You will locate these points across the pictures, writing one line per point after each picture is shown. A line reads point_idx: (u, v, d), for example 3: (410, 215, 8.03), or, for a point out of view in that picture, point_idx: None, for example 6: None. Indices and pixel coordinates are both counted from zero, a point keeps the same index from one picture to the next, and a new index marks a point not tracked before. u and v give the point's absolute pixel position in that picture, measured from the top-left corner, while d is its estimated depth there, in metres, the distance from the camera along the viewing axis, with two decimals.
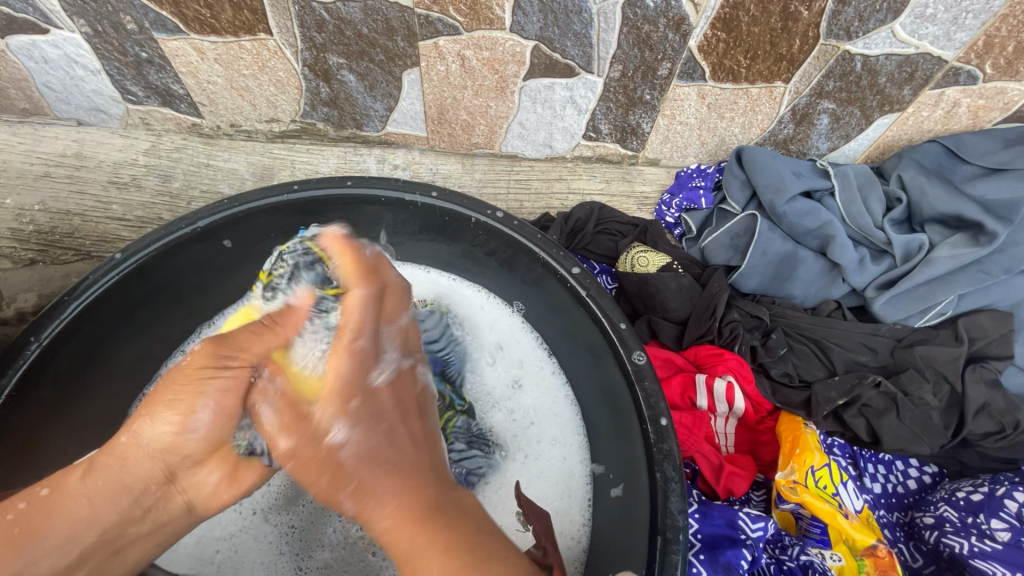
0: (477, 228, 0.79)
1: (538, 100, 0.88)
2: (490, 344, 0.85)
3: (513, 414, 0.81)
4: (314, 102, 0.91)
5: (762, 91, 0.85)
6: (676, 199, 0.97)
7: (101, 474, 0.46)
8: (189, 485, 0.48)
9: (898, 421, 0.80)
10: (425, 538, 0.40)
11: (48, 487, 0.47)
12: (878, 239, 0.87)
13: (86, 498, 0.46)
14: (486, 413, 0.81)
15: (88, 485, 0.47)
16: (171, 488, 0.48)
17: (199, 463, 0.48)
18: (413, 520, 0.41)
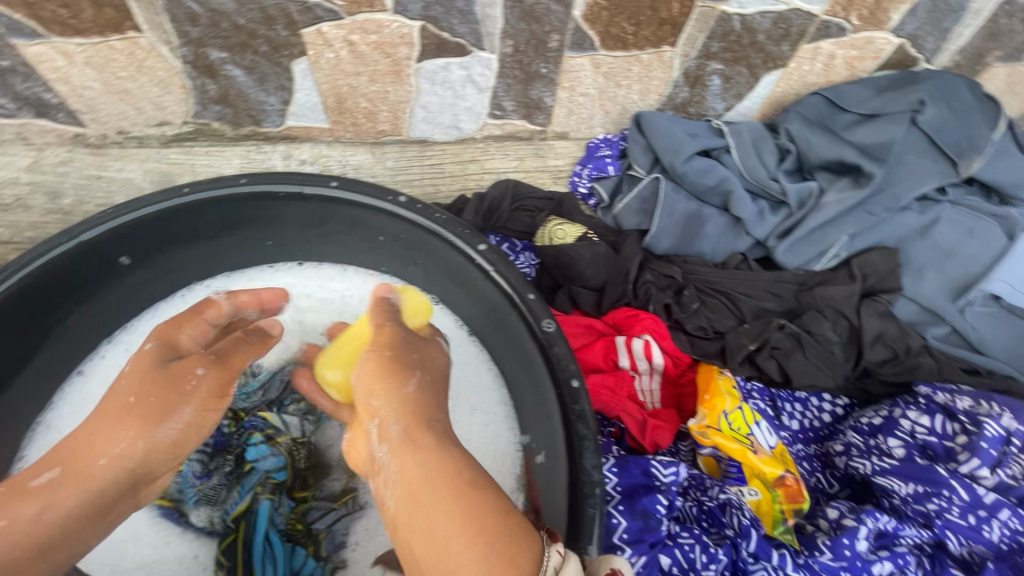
0: (381, 234, 0.81)
1: (436, 81, 0.88)
2: None
3: None
4: (203, 101, 0.87)
5: (653, 57, 0.88)
6: (586, 170, 0.99)
7: (72, 492, 0.57)
8: (148, 489, 0.64)
9: (805, 359, 0.85)
10: (465, 484, 0.53)
11: (4, 516, 0.54)
12: (774, 190, 0.91)
13: (57, 514, 0.56)
14: None
15: (54, 507, 0.56)
16: (133, 494, 0.62)
17: (160, 473, 0.64)
18: (455, 472, 0.54)
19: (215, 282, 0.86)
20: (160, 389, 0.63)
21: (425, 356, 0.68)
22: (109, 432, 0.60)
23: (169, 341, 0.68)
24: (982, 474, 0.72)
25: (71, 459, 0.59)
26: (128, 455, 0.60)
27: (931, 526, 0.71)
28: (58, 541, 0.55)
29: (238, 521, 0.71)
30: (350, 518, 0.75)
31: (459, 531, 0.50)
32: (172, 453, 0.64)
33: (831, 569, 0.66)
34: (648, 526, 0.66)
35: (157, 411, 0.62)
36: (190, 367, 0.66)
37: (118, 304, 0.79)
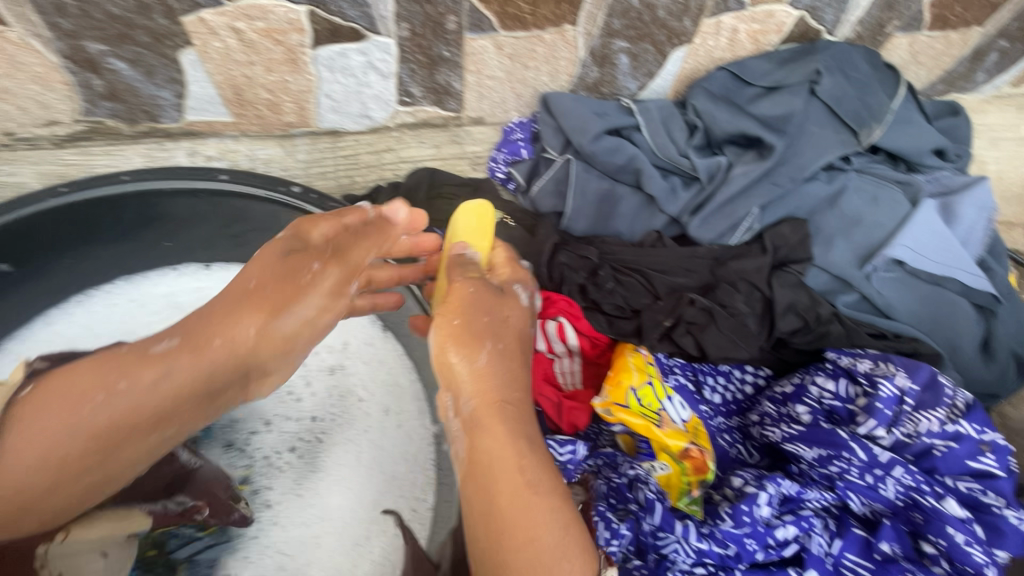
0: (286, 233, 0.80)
1: (336, 68, 0.86)
2: None
3: (335, 398, 0.82)
4: (90, 97, 0.84)
5: (556, 36, 0.87)
6: (500, 154, 0.98)
7: (179, 372, 0.58)
8: (259, 382, 0.66)
9: (718, 333, 0.86)
10: (523, 483, 0.58)
11: (125, 378, 0.56)
12: (684, 166, 0.91)
13: (161, 388, 0.57)
14: (302, 396, 0.82)
15: (162, 384, 0.57)
16: (246, 382, 0.64)
17: (268, 367, 0.65)
18: (520, 467, 0.59)
19: (114, 287, 0.83)
20: (275, 280, 0.62)
21: (499, 314, 0.68)
22: (230, 311, 0.60)
23: (304, 233, 0.65)
24: (880, 434, 0.72)
25: (192, 335, 0.59)
26: (239, 346, 0.60)
27: (835, 489, 0.72)
28: (163, 417, 0.58)
29: None
30: (220, 547, 0.72)
31: (533, 521, 0.56)
32: (281, 346, 0.63)
33: (733, 536, 0.67)
34: None
35: (278, 302, 0.61)
36: (309, 260, 0.64)
37: (1, 314, 0.75)
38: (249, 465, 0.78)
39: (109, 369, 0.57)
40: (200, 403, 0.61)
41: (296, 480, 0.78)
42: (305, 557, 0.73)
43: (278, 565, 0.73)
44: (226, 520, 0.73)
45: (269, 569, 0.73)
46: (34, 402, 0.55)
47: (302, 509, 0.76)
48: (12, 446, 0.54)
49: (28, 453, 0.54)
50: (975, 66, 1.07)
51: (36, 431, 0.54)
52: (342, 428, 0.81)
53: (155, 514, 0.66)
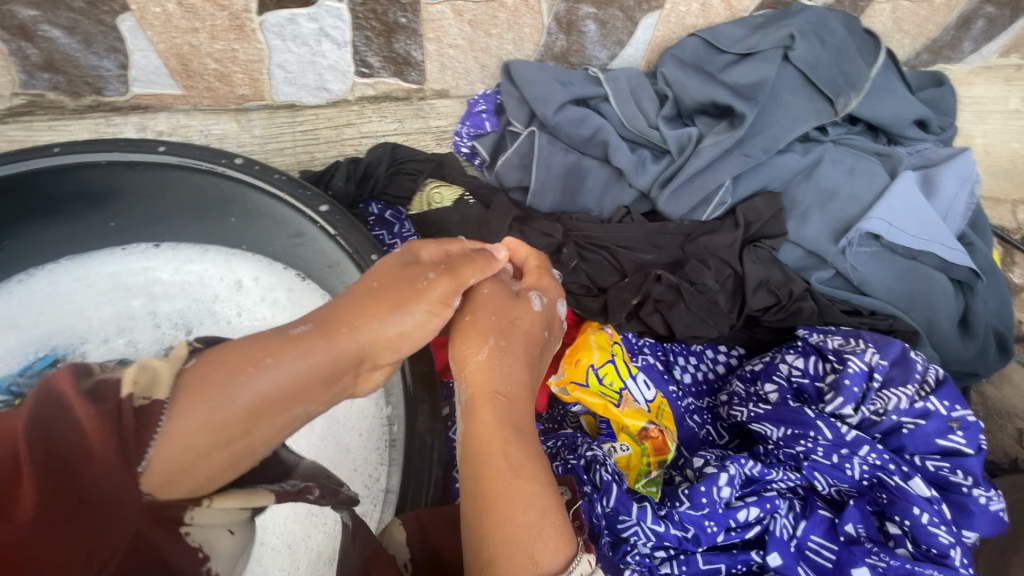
0: (233, 214, 0.78)
1: (286, 36, 0.82)
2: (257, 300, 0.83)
3: None
4: (27, 68, 0.80)
5: (518, 1, 0.83)
6: (464, 128, 0.94)
7: (308, 359, 0.49)
8: (365, 377, 0.55)
9: (687, 311, 0.83)
10: (511, 470, 0.51)
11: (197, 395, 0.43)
12: (654, 138, 0.87)
13: (285, 376, 0.47)
14: None
15: (281, 376, 0.47)
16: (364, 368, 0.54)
17: (374, 362, 0.55)
18: (507, 446, 0.53)
19: (59, 267, 0.80)
20: (398, 279, 0.57)
21: (511, 312, 0.63)
22: (374, 301, 0.54)
23: (415, 249, 0.61)
24: (847, 412, 0.70)
25: (322, 321, 0.52)
26: (395, 338, 0.55)
27: (800, 469, 0.70)
28: (234, 437, 0.45)
29: None
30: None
31: (516, 501, 0.50)
32: (393, 348, 0.55)
33: (691, 518, 0.65)
34: None
35: (397, 303, 0.55)
36: (425, 269, 0.59)
37: None
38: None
39: (251, 348, 0.47)
40: (321, 392, 0.50)
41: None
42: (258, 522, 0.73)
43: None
44: None
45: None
46: (201, 372, 0.45)
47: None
48: (172, 418, 0.42)
49: (185, 432, 0.42)
50: (960, 34, 1.03)
51: (195, 413, 0.43)
52: None
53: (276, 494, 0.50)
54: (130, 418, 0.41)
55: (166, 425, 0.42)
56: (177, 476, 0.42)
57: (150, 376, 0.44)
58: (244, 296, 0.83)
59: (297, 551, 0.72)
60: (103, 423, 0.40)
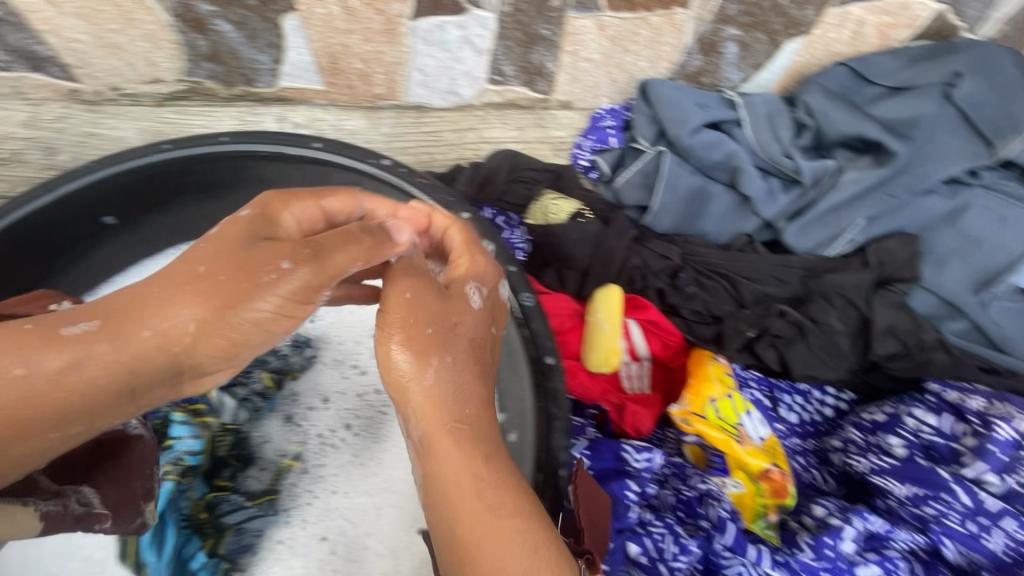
0: None
1: (432, 42, 0.84)
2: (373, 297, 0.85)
3: None
4: (194, 57, 0.85)
5: (663, 20, 0.82)
6: (587, 141, 0.94)
7: (128, 347, 0.50)
8: (196, 373, 0.53)
9: (806, 350, 0.81)
10: (487, 514, 0.50)
11: (20, 363, 0.49)
12: (787, 167, 0.85)
13: (119, 363, 0.50)
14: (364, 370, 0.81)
15: (109, 363, 0.50)
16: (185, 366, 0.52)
17: (196, 351, 0.51)
18: (477, 486, 0.51)
19: None
20: (243, 260, 0.52)
21: (453, 311, 0.57)
22: (172, 291, 0.50)
23: (272, 210, 0.57)
24: (988, 480, 0.68)
25: (95, 321, 0.51)
26: (177, 338, 0.50)
27: (927, 531, 0.68)
28: (4, 422, 0.48)
29: None
30: (263, 520, 0.70)
31: (489, 530, 0.49)
32: (223, 354, 0.52)
33: (810, 569, 0.63)
34: (616, 510, 0.63)
35: (235, 292, 0.50)
36: (280, 255, 0.52)
37: (100, 262, 0.78)
38: (301, 443, 0.76)
39: (20, 347, 0.50)
40: (122, 386, 0.51)
41: (356, 452, 0.76)
42: (363, 527, 0.72)
43: (338, 530, 0.72)
44: (275, 495, 0.72)
45: (330, 531, 0.72)
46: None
47: (367, 478, 0.74)
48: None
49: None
50: None
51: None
52: None
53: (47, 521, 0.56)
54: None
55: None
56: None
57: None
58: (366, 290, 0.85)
59: (401, 557, 0.71)
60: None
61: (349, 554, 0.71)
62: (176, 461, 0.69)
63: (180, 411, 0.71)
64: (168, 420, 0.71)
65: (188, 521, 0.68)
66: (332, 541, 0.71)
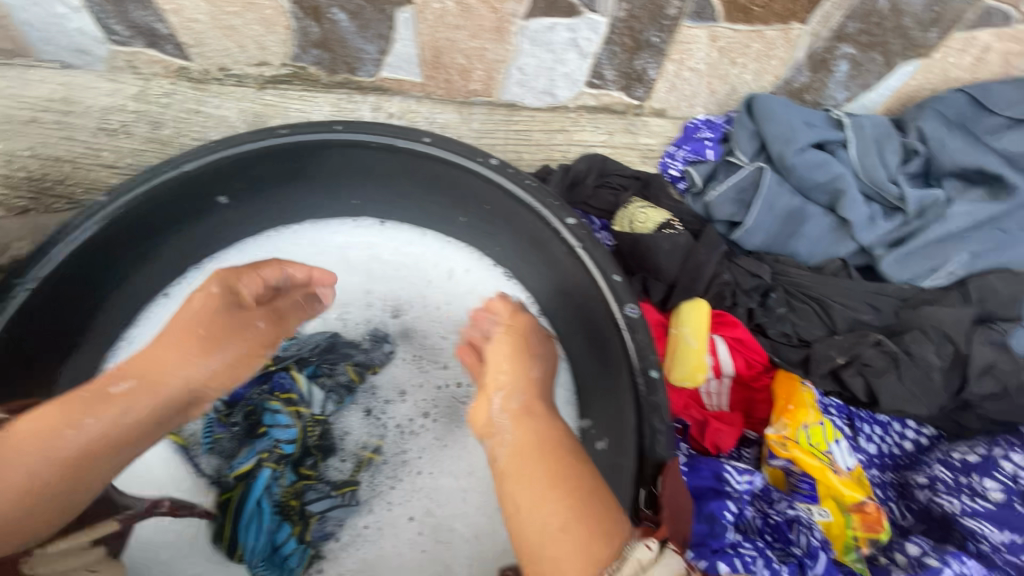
0: (463, 215, 0.82)
1: (539, 42, 0.84)
2: (458, 292, 0.87)
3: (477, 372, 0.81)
4: (304, 44, 0.87)
5: (778, 34, 0.80)
6: (681, 151, 0.94)
7: (152, 394, 0.59)
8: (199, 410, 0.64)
9: (898, 382, 0.79)
10: (574, 477, 0.54)
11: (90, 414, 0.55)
12: (891, 194, 0.83)
13: (158, 398, 0.59)
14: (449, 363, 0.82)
15: (140, 410, 0.58)
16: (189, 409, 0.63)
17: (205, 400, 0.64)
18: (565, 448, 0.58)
19: (301, 229, 0.87)
20: (226, 333, 0.66)
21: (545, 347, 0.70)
22: (180, 349, 0.62)
23: (232, 288, 0.68)
24: None
25: (144, 372, 0.59)
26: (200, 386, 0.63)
27: None
28: (103, 446, 0.55)
29: (239, 480, 0.68)
30: (345, 510, 0.71)
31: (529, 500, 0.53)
32: (219, 380, 0.65)
33: None
34: (713, 530, 0.63)
35: (223, 349, 0.65)
36: (254, 316, 0.69)
37: (206, 237, 0.80)
38: (381, 432, 0.77)
39: (68, 407, 0.54)
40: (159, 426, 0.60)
41: (439, 436, 0.78)
42: (449, 508, 0.74)
43: (424, 510, 0.73)
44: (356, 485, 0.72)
45: (417, 511, 0.73)
46: (16, 442, 0.52)
47: (453, 460, 0.76)
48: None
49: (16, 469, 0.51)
50: None
51: (30, 453, 0.51)
52: None
53: (120, 519, 0.62)
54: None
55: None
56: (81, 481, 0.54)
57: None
58: (453, 285, 0.87)
59: (484, 542, 0.72)
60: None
61: (435, 535, 0.72)
62: (269, 448, 0.69)
63: (274, 400, 0.72)
64: (262, 407, 0.71)
65: (279, 507, 0.68)
66: (419, 522, 0.73)
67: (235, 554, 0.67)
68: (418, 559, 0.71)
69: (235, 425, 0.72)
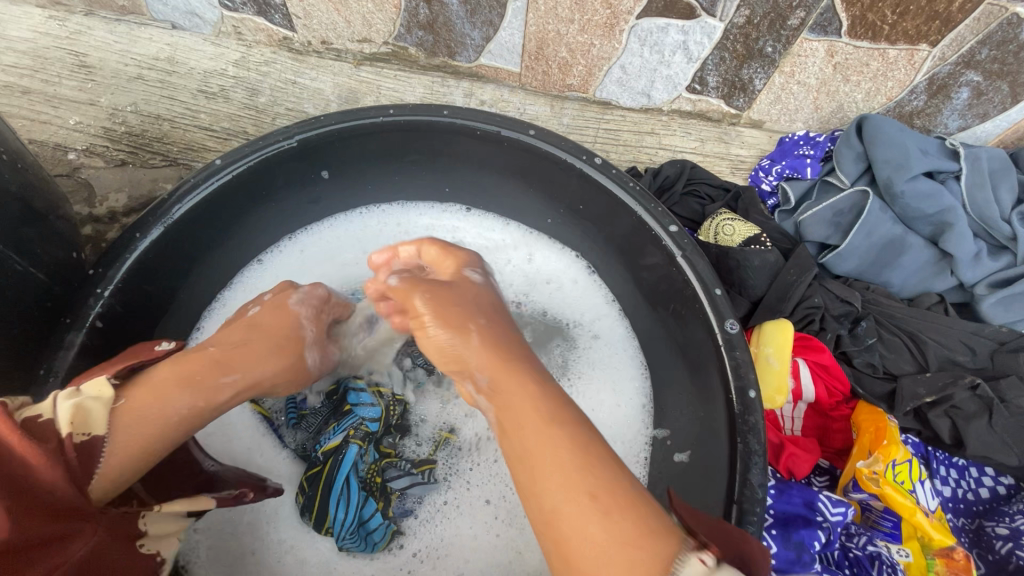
0: (551, 215, 0.83)
1: (647, 42, 0.82)
2: (536, 284, 0.86)
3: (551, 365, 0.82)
4: (410, 24, 0.88)
5: (901, 54, 0.77)
6: (776, 166, 0.91)
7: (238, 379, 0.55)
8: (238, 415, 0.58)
9: (988, 429, 0.76)
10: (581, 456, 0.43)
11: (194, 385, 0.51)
12: (1002, 233, 0.82)
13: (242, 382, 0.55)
14: None
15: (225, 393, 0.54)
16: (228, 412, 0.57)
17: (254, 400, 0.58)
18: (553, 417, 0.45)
19: (390, 208, 0.88)
20: (297, 351, 0.62)
21: (468, 296, 0.57)
22: (271, 350, 0.59)
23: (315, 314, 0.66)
24: None
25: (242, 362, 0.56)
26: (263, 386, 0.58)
27: None
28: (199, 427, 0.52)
29: (328, 456, 0.69)
30: (425, 487, 0.72)
31: (540, 460, 0.43)
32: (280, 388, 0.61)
33: None
34: (800, 558, 0.65)
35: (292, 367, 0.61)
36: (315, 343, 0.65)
37: (303, 208, 0.82)
38: (454, 415, 0.78)
39: (181, 375, 0.51)
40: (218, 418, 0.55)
41: None
42: None
43: (500, 494, 0.74)
44: (433, 464, 0.74)
45: (494, 495, 0.74)
46: (136, 411, 0.48)
47: None
48: (117, 438, 0.46)
49: (133, 440, 0.47)
50: None
51: (149, 426, 0.48)
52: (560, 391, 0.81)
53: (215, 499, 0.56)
54: (73, 453, 0.44)
55: (110, 445, 0.46)
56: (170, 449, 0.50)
57: (78, 411, 0.45)
58: (532, 278, 0.87)
59: None
60: (55, 465, 0.43)
61: (511, 521, 0.73)
62: (356, 423, 0.71)
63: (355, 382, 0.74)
64: (346, 387, 0.74)
65: (364, 483, 0.69)
66: (494, 508, 0.73)
67: (322, 527, 0.67)
68: (497, 542, 0.71)
69: (322, 404, 0.75)
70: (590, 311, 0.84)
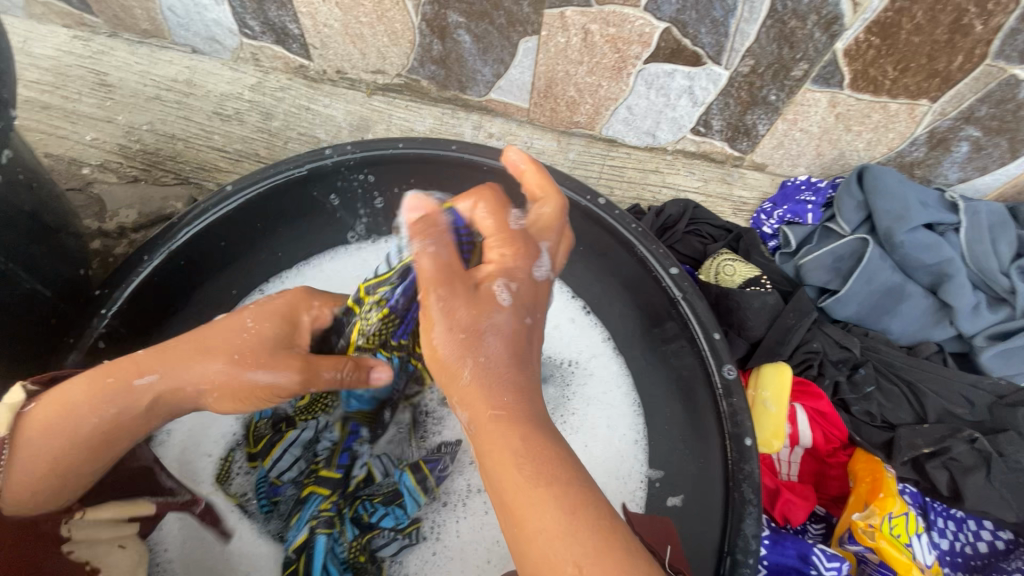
0: None
1: (653, 86, 0.83)
2: None
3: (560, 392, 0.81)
4: (423, 58, 0.90)
5: (903, 107, 0.78)
6: (778, 210, 0.93)
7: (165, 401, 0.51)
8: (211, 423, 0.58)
9: (986, 483, 0.75)
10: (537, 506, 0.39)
11: (113, 403, 0.49)
12: (1001, 286, 0.83)
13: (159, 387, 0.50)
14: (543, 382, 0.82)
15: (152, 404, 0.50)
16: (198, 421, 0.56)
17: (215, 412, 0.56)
18: (524, 483, 0.40)
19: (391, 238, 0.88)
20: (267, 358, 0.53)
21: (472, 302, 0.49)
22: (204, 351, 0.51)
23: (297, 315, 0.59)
24: None
25: (170, 365, 0.50)
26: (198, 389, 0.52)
27: None
28: (112, 438, 0.49)
29: (299, 553, 0.65)
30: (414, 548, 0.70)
31: (538, 534, 0.39)
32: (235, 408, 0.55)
33: None
34: None
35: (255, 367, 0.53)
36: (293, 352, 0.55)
37: (309, 236, 0.83)
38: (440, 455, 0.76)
39: (96, 383, 0.49)
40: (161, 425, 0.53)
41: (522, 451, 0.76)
42: None
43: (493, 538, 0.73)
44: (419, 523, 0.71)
45: (486, 539, 0.73)
46: (40, 421, 0.47)
47: None
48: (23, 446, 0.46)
49: (41, 451, 0.47)
50: None
51: (54, 434, 0.47)
52: (561, 423, 0.79)
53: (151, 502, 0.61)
54: None
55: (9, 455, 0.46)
56: (89, 461, 0.49)
57: None
58: None
59: None
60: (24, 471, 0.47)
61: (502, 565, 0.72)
62: (336, 504, 0.68)
63: (427, 472, 0.72)
64: (352, 490, 0.69)
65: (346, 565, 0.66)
66: (489, 549, 0.73)
67: None
68: None
69: (291, 485, 0.70)
70: (588, 346, 0.84)
